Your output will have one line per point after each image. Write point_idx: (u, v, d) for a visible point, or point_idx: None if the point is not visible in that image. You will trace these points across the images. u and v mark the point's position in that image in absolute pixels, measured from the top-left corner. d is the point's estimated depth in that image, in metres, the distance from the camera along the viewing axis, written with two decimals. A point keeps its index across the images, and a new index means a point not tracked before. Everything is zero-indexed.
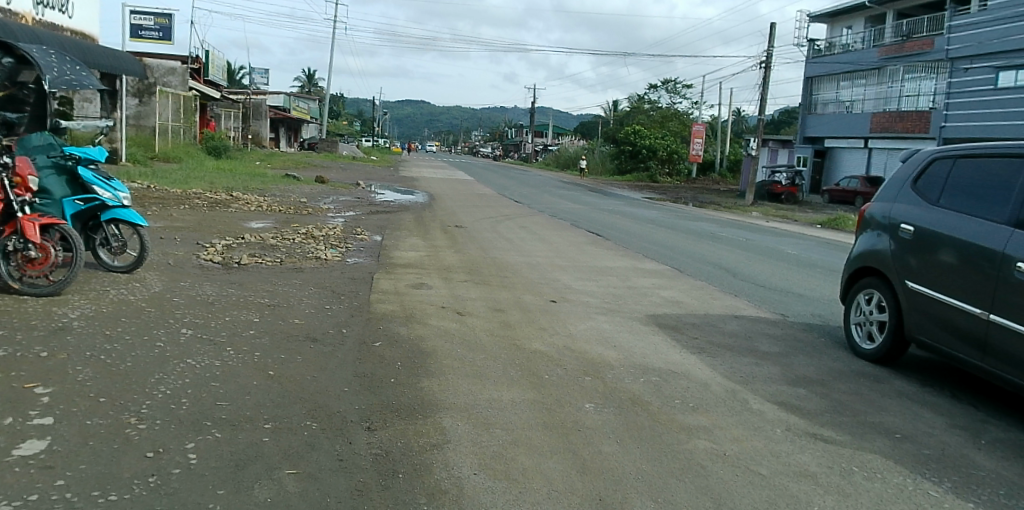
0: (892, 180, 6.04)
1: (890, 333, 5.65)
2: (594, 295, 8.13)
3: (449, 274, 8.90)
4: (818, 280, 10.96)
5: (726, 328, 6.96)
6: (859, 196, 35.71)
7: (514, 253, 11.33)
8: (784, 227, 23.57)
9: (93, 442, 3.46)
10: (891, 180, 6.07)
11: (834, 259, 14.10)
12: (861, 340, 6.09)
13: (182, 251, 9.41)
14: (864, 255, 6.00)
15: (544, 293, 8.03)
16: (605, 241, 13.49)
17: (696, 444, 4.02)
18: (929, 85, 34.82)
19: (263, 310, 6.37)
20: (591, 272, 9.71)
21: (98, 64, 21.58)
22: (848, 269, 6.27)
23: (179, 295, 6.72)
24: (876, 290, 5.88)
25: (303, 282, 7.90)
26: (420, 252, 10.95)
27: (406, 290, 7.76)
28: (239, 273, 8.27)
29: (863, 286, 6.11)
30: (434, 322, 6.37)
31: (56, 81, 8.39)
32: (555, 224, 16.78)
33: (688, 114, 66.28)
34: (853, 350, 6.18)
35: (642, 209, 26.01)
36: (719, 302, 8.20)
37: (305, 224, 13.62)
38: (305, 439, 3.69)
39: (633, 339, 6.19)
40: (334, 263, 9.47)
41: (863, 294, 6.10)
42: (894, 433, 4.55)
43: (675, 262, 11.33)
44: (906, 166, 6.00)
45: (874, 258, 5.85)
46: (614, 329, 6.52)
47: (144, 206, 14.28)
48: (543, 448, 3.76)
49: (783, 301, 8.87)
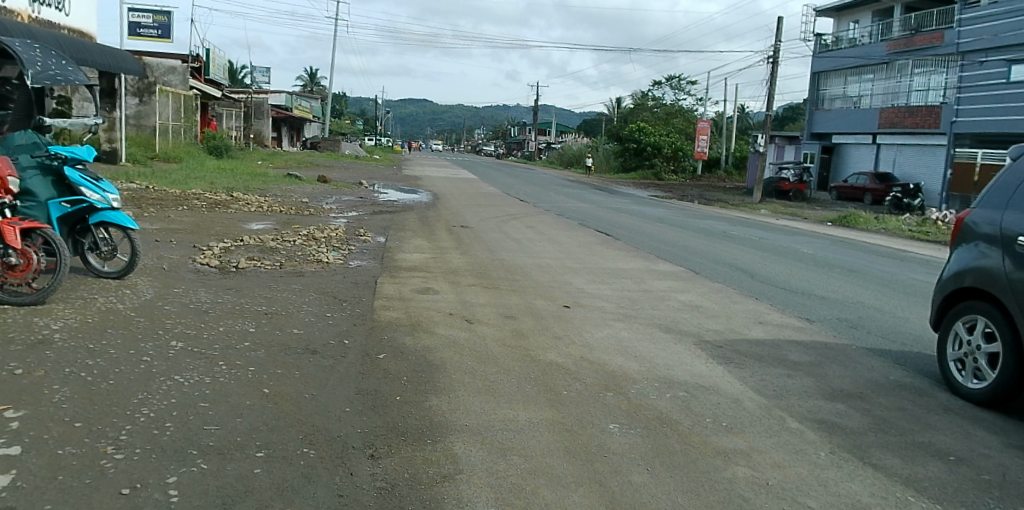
0: (998, 186, 5.33)
1: (1006, 368, 4.80)
2: (609, 299, 7.75)
3: (456, 278, 8.52)
4: (838, 281, 10.56)
5: (751, 336, 6.57)
6: (867, 193, 35.19)
7: (522, 254, 10.96)
8: (794, 225, 23.16)
9: (63, 476, 3.07)
10: (995, 186, 5.36)
11: (851, 259, 13.69)
12: (959, 373, 5.27)
13: (178, 254, 9.04)
14: (964, 273, 5.24)
15: (556, 297, 7.65)
16: (615, 242, 13.10)
17: (735, 471, 3.61)
18: (938, 80, 34.38)
19: (259, 319, 5.98)
20: (604, 275, 9.33)
21: (97, 63, 21.29)
22: (945, 290, 5.45)
23: (172, 302, 6.35)
24: (981, 316, 5.08)
25: (303, 287, 7.53)
26: (425, 254, 10.58)
27: (411, 295, 7.38)
28: (236, 277, 7.90)
29: (962, 311, 5.30)
30: (442, 331, 5.99)
31: (39, 76, 7.92)
32: (561, 224, 16.40)
33: (693, 111, 65.71)
34: (948, 383, 5.35)
35: (649, 207, 25.57)
36: (741, 307, 7.81)
37: (307, 225, 13.23)
38: (301, 470, 3.30)
39: (655, 349, 5.80)
40: (336, 267, 9.10)
41: (960, 320, 5.30)
42: (947, 455, 4.14)
43: (690, 263, 10.93)
44: (1015, 169, 5.29)
45: (979, 277, 5.09)
46: (632, 337, 6.14)
47: (141, 207, 13.93)
48: (567, 479, 3.35)
49: (806, 304, 8.48)
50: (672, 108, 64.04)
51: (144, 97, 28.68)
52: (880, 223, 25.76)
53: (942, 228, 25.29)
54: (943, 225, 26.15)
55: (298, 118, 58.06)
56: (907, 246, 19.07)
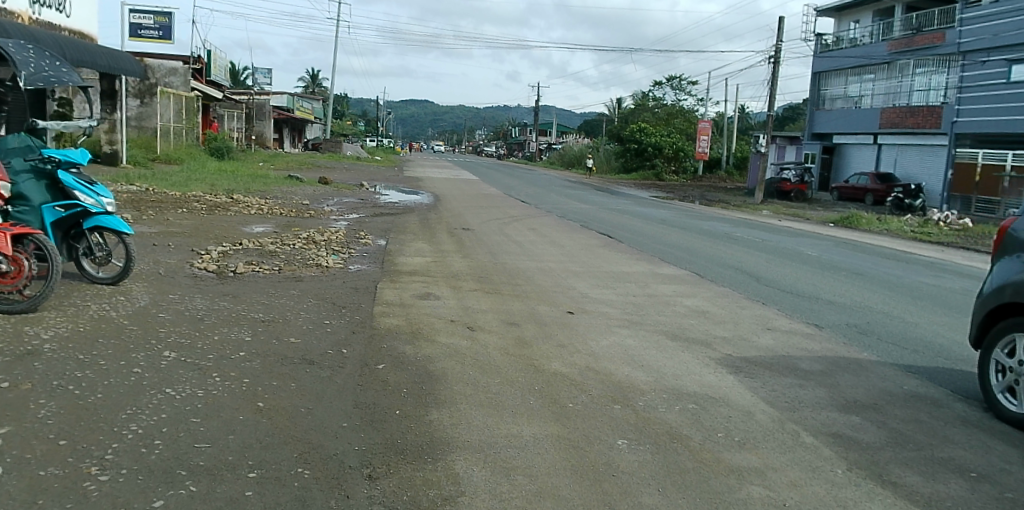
0: None
1: None
2: (614, 305, 7.58)
3: (457, 282, 8.36)
4: (844, 285, 10.40)
5: (760, 344, 6.41)
6: (869, 194, 35.00)
7: (523, 257, 10.81)
8: (798, 227, 22.99)
9: (44, 500, 2.92)
10: None
11: (856, 261, 13.52)
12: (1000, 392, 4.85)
13: (175, 258, 8.90)
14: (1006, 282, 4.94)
15: (560, 303, 7.47)
16: (617, 244, 12.94)
17: (750, 491, 3.45)
18: (939, 80, 34.15)
19: (256, 326, 5.83)
20: (608, 279, 9.17)
21: (98, 65, 21.17)
22: (985, 305, 5.14)
23: (166, 310, 6.19)
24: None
25: (301, 293, 7.37)
26: (426, 257, 10.43)
27: (411, 301, 7.23)
28: (234, 283, 7.74)
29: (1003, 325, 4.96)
30: (443, 339, 5.82)
31: (32, 77, 7.81)
32: (563, 226, 16.21)
33: (695, 112, 65.55)
34: (988, 403, 4.94)
35: (650, 208, 25.40)
36: (748, 312, 7.64)
37: (307, 228, 13.08)
38: (295, 492, 3.14)
39: (662, 358, 5.65)
40: (336, 271, 8.96)
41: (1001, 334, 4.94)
42: (968, 471, 3.97)
43: (693, 266, 10.77)
44: None
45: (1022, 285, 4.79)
46: (639, 345, 5.97)
47: (140, 209, 13.80)
48: (574, 501, 3.19)
49: (813, 308, 8.31)
50: (673, 108, 63.86)
51: (144, 99, 28.58)
52: (883, 224, 25.56)
53: (946, 229, 25.10)
54: (946, 226, 25.97)
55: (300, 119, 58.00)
56: (912, 247, 18.88)
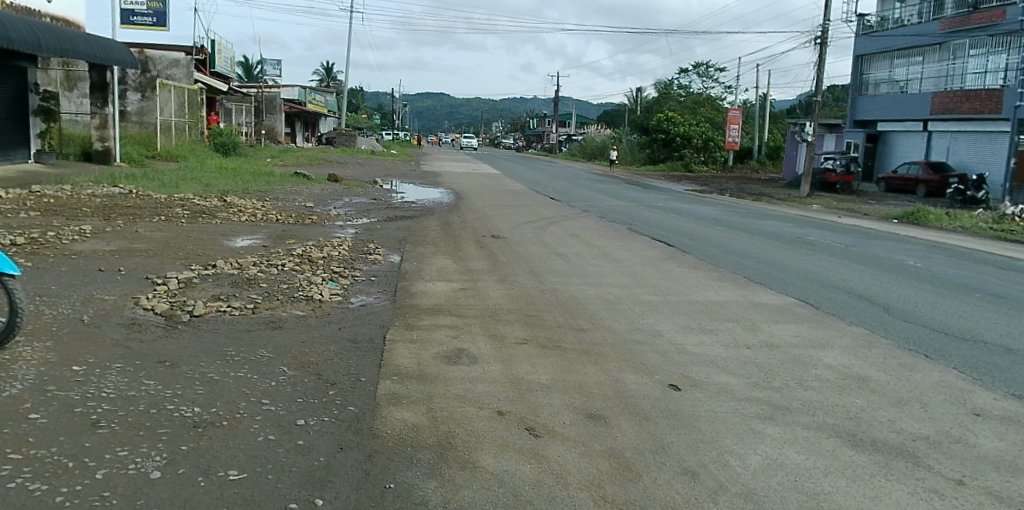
0: None
1: None
2: (728, 367, 5.18)
3: (497, 327, 6.04)
4: (996, 315, 7.95)
5: (992, 452, 4.01)
6: (921, 185, 32.21)
7: (576, 279, 8.44)
8: (861, 224, 20.54)
9: None
10: None
11: (975, 274, 10.98)
12: None
13: (117, 294, 6.63)
14: None
15: (653, 368, 5.05)
16: (684, 257, 10.57)
17: None
18: (999, 61, 31.26)
19: (182, 443, 3.51)
20: (698, 315, 6.78)
21: (81, 53, 18.77)
22: None
23: (51, 404, 3.88)
24: None
25: (274, 356, 5.03)
26: (450, 283, 8.08)
27: (435, 367, 4.92)
28: (185, 336, 5.46)
29: None
30: (491, 462, 3.47)
31: None
32: (607, 229, 13.88)
33: (723, 100, 62.52)
34: None
35: (693, 205, 22.97)
36: (925, 380, 5.22)
37: (306, 239, 10.80)
38: None
39: (866, 502, 3.30)
40: (330, 308, 6.65)
41: None
42: None
43: (794, 289, 8.41)
44: None
45: None
46: (816, 469, 3.59)
47: (107, 218, 11.61)
48: None
49: (999, 363, 5.89)
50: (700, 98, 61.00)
51: (147, 93, 26.80)
52: (953, 220, 22.90)
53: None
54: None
55: (312, 112, 55.94)
56: (1007, 250, 16.20)
